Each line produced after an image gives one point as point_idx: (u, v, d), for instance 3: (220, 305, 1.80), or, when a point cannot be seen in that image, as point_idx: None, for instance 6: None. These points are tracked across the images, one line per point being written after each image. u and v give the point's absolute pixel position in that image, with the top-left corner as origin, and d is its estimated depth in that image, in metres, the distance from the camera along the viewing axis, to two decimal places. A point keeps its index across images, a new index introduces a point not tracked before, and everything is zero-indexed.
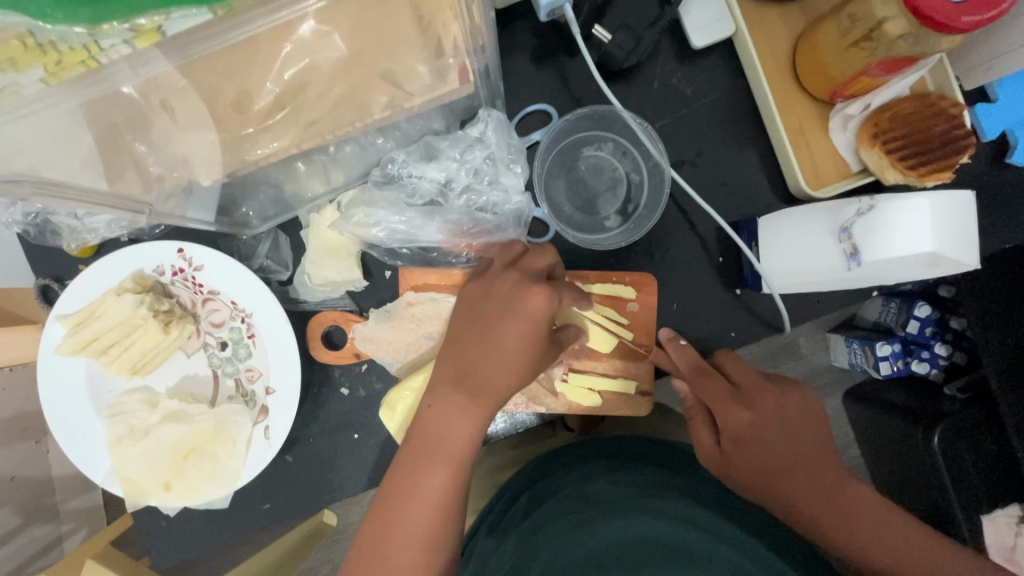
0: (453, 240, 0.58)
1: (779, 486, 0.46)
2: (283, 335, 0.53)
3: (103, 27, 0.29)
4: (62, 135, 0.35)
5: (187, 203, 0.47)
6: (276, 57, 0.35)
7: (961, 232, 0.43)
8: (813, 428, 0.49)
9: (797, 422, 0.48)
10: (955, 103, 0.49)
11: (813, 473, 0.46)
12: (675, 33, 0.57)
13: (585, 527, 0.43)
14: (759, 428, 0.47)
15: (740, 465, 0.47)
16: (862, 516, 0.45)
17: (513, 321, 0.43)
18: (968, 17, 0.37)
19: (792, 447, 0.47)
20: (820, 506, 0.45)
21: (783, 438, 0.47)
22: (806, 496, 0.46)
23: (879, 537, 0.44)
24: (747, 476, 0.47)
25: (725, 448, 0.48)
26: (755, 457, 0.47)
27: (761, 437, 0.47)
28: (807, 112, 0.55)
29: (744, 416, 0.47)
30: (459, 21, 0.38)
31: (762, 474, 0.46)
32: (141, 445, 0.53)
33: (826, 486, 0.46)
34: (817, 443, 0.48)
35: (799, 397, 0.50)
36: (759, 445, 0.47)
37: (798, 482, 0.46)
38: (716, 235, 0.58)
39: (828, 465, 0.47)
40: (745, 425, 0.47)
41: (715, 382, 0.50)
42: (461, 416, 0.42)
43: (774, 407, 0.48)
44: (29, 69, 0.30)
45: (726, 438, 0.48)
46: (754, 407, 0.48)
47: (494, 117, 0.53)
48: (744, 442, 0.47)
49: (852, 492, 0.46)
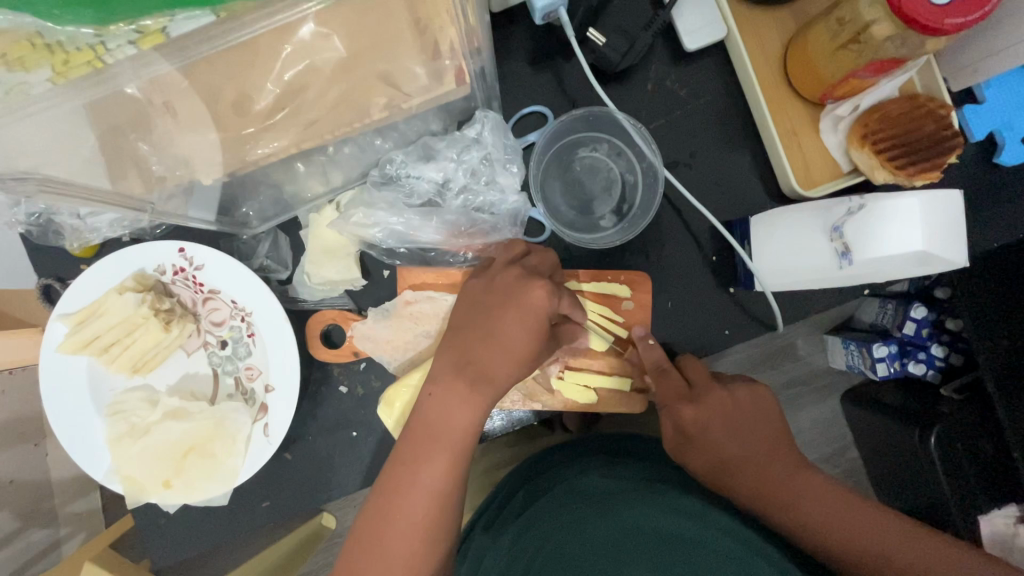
0: (451, 240, 0.59)
1: (734, 484, 0.47)
2: (284, 332, 0.54)
3: (111, 27, 0.31)
4: (68, 134, 0.36)
5: (188, 203, 0.48)
6: (276, 59, 0.36)
7: (950, 229, 0.44)
8: (771, 424, 0.50)
9: (749, 420, 0.49)
10: (942, 104, 0.49)
11: (769, 470, 0.47)
12: (669, 36, 0.58)
13: (558, 535, 0.43)
14: (705, 423, 0.49)
15: (694, 459, 0.49)
16: (812, 505, 0.44)
17: (518, 311, 0.44)
18: (952, 19, 0.38)
19: (742, 442, 0.48)
20: (783, 495, 0.45)
21: (731, 435, 0.48)
22: (762, 493, 0.46)
23: (837, 527, 0.42)
24: (699, 471, 0.48)
25: (678, 441, 0.50)
26: (702, 452, 0.48)
27: (713, 435, 0.48)
28: (798, 114, 0.56)
29: (688, 413, 0.49)
30: (455, 24, 0.39)
31: (715, 470, 0.48)
32: (142, 442, 0.54)
33: (780, 476, 0.46)
34: (774, 440, 0.49)
35: (767, 397, 0.51)
36: (707, 443, 0.48)
37: (745, 480, 0.47)
38: (710, 234, 0.59)
39: (779, 458, 0.48)
40: (691, 421, 0.49)
41: (672, 381, 0.52)
42: (459, 404, 0.43)
43: (720, 405, 0.50)
44: (37, 69, 0.32)
45: (679, 432, 0.50)
46: (698, 403, 0.50)
47: (491, 118, 0.54)
48: (693, 438, 0.49)
49: (807, 484, 0.45)
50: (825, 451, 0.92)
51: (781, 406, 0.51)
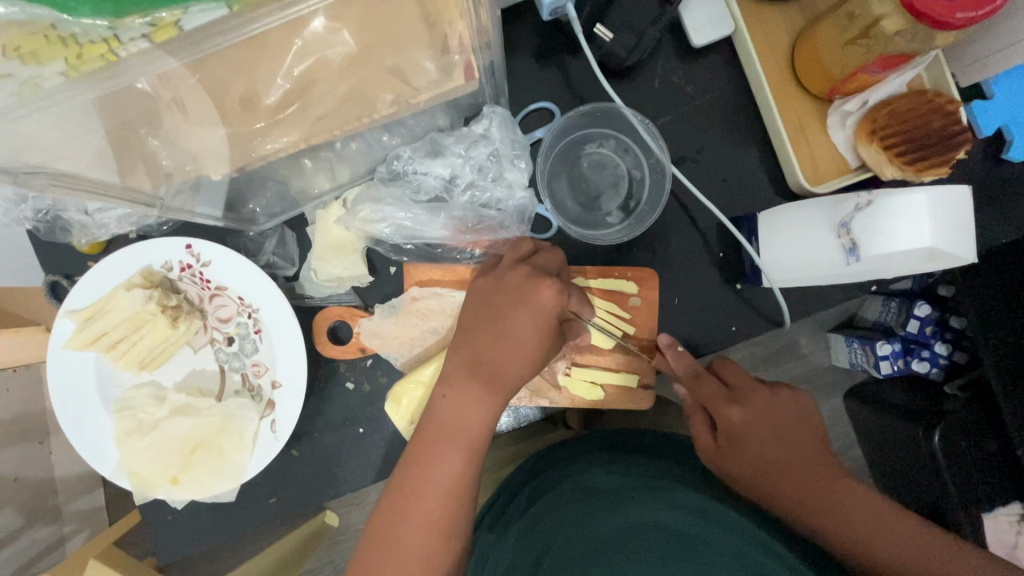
0: (458, 236, 0.59)
1: (776, 489, 0.46)
2: (290, 328, 0.54)
3: (126, 20, 0.29)
4: (78, 128, 0.36)
5: (195, 199, 0.48)
6: (287, 53, 0.36)
7: (962, 227, 0.44)
8: (810, 428, 0.49)
9: (791, 424, 0.49)
10: (951, 99, 0.49)
11: (811, 473, 0.46)
12: (675, 32, 0.58)
13: (571, 532, 0.43)
14: (750, 424, 0.48)
15: (735, 462, 0.47)
16: (854, 509, 0.44)
17: (527, 311, 0.44)
18: (962, 14, 0.38)
19: (784, 446, 0.48)
20: (816, 501, 0.45)
21: (774, 439, 0.48)
22: (803, 495, 0.45)
23: (874, 536, 0.43)
24: (741, 473, 0.47)
25: (719, 444, 0.48)
26: (747, 455, 0.47)
27: (758, 438, 0.48)
28: (806, 109, 0.56)
29: (735, 413, 0.49)
30: (465, 19, 0.39)
31: (761, 471, 0.46)
32: (150, 438, 0.54)
33: (822, 483, 0.46)
34: (809, 442, 0.48)
35: (808, 402, 0.50)
36: (752, 443, 0.48)
37: (790, 482, 0.46)
38: (717, 231, 0.59)
39: (820, 466, 0.47)
40: (737, 422, 0.48)
41: (709, 384, 0.51)
42: (471, 404, 0.43)
43: (764, 405, 0.49)
44: (51, 63, 0.31)
45: (720, 434, 0.49)
46: (744, 404, 0.49)
47: (499, 113, 0.55)
48: (737, 439, 0.48)
49: (849, 493, 0.45)
50: None
51: (819, 412, 0.50)
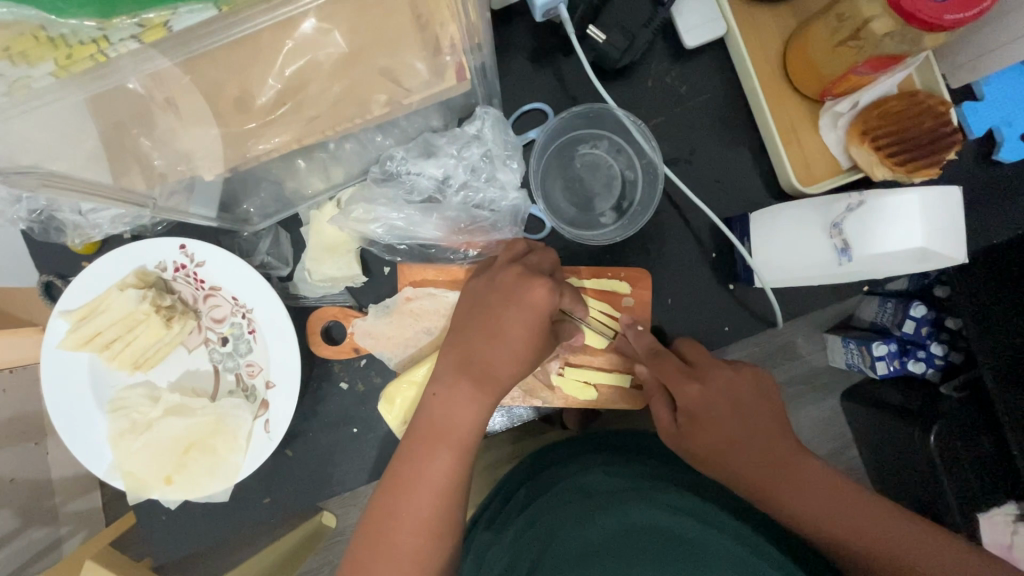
0: (451, 237, 0.59)
1: (733, 465, 0.46)
2: (284, 328, 0.54)
3: (114, 20, 0.30)
4: (70, 128, 0.36)
5: (188, 199, 0.48)
6: (278, 54, 0.36)
7: (953, 227, 0.44)
8: (771, 406, 0.48)
9: (751, 401, 0.48)
10: (942, 101, 0.50)
11: (771, 449, 0.46)
12: (669, 33, 0.58)
13: (562, 531, 0.43)
14: (710, 403, 0.47)
15: (696, 441, 0.47)
16: (813, 488, 0.44)
17: (519, 310, 0.44)
18: (950, 15, 0.39)
19: (744, 423, 0.46)
20: (768, 478, 0.45)
21: (733, 415, 0.47)
22: (771, 489, 0.44)
23: (831, 514, 0.43)
24: (699, 451, 0.47)
25: (680, 423, 0.48)
26: (706, 436, 0.46)
27: (718, 416, 0.46)
28: (797, 110, 0.57)
29: (693, 391, 0.47)
30: (456, 20, 0.39)
31: (720, 448, 0.46)
32: (144, 437, 0.54)
33: (780, 459, 0.45)
34: (770, 421, 0.47)
35: (770, 380, 0.50)
36: (711, 423, 0.46)
37: (747, 460, 0.45)
38: (710, 231, 0.59)
39: (780, 444, 0.46)
40: (696, 400, 0.47)
41: (670, 361, 0.49)
42: (464, 403, 0.43)
43: (724, 383, 0.48)
44: (40, 63, 0.31)
45: (681, 413, 0.48)
46: (703, 381, 0.48)
47: (491, 115, 0.55)
48: (697, 418, 0.47)
49: (810, 473, 0.45)
50: (826, 450, 0.92)
51: (779, 387, 0.49)
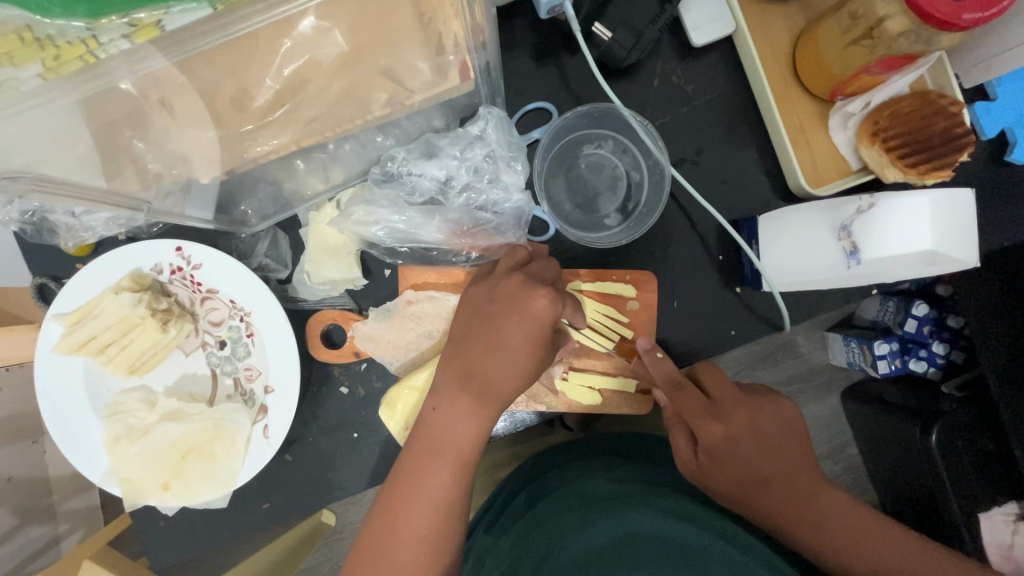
0: (454, 239, 0.58)
1: (761, 500, 0.45)
2: (284, 334, 0.53)
3: (102, 21, 0.28)
4: (60, 131, 0.35)
5: (184, 201, 0.47)
6: (276, 54, 0.35)
7: (964, 233, 0.43)
8: (793, 434, 0.48)
9: (773, 433, 0.47)
10: (954, 100, 0.48)
11: (793, 482, 0.46)
12: (675, 31, 0.57)
13: (561, 537, 0.42)
14: (735, 441, 0.46)
15: (716, 476, 0.46)
16: (836, 517, 0.44)
17: (521, 320, 0.43)
18: (969, 14, 0.37)
19: (767, 458, 0.46)
20: (793, 513, 0.44)
21: (757, 453, 0.46)
22: (783, 509, 0.45)
23: (858, 543, 0.43)
24: (723, 491, 0.46)
25: (700, 460, 0.47)
26: (727, 472, 0.45)
27: (741, 454, 0.46)
28: (807, 110, 0.55)
29: (718, 431, 0.46)
30: (460, 18, 0.38)
31: (742, 485, 0.45)
32: (139, 444, 0.53)
33: (802, 492, 0.45)
34: (793, 448, 0.47)
35: (787, 405, 0.49)
36: (735, 460, 0.46)
37: (776, 494, 0.45)
38: (716, 234, 0.58)
39: (803, 473, 0.46)
40: (719, 439, 0.46)
41: (693, 396, 0.48)
42: (462, 416, 0.42)
43: (744, 421, 0.47)
44: (28, 64, 0.30)
45: (701, 450, 0.47)
46: (726, 420, 0.47)
47: (495, 115, 0.53)
48: (720, 455, 0.46)
49: (831, 497, 0.45)
50: (828, 450, 0.91)
51: (798, 406, 0.49)
